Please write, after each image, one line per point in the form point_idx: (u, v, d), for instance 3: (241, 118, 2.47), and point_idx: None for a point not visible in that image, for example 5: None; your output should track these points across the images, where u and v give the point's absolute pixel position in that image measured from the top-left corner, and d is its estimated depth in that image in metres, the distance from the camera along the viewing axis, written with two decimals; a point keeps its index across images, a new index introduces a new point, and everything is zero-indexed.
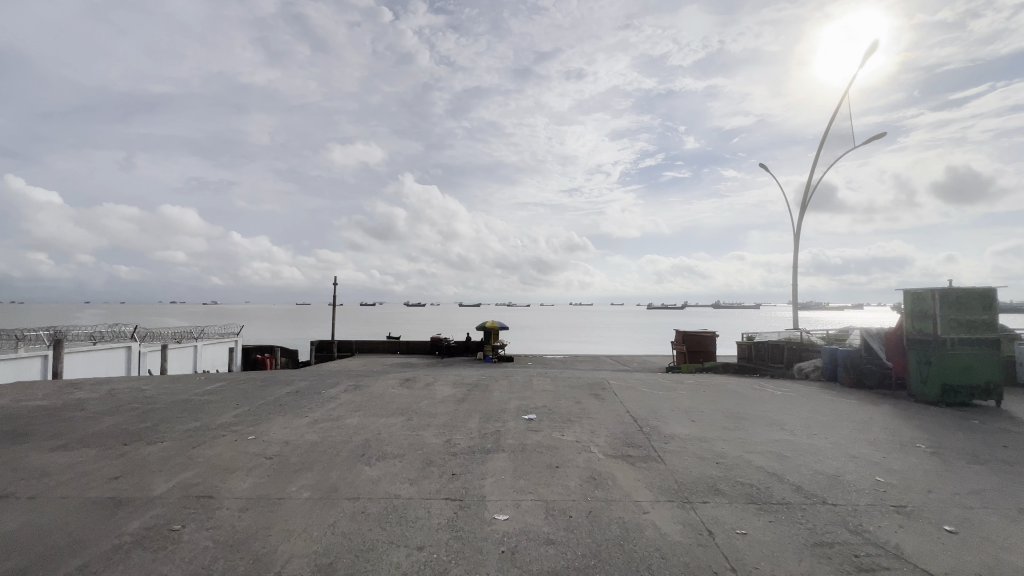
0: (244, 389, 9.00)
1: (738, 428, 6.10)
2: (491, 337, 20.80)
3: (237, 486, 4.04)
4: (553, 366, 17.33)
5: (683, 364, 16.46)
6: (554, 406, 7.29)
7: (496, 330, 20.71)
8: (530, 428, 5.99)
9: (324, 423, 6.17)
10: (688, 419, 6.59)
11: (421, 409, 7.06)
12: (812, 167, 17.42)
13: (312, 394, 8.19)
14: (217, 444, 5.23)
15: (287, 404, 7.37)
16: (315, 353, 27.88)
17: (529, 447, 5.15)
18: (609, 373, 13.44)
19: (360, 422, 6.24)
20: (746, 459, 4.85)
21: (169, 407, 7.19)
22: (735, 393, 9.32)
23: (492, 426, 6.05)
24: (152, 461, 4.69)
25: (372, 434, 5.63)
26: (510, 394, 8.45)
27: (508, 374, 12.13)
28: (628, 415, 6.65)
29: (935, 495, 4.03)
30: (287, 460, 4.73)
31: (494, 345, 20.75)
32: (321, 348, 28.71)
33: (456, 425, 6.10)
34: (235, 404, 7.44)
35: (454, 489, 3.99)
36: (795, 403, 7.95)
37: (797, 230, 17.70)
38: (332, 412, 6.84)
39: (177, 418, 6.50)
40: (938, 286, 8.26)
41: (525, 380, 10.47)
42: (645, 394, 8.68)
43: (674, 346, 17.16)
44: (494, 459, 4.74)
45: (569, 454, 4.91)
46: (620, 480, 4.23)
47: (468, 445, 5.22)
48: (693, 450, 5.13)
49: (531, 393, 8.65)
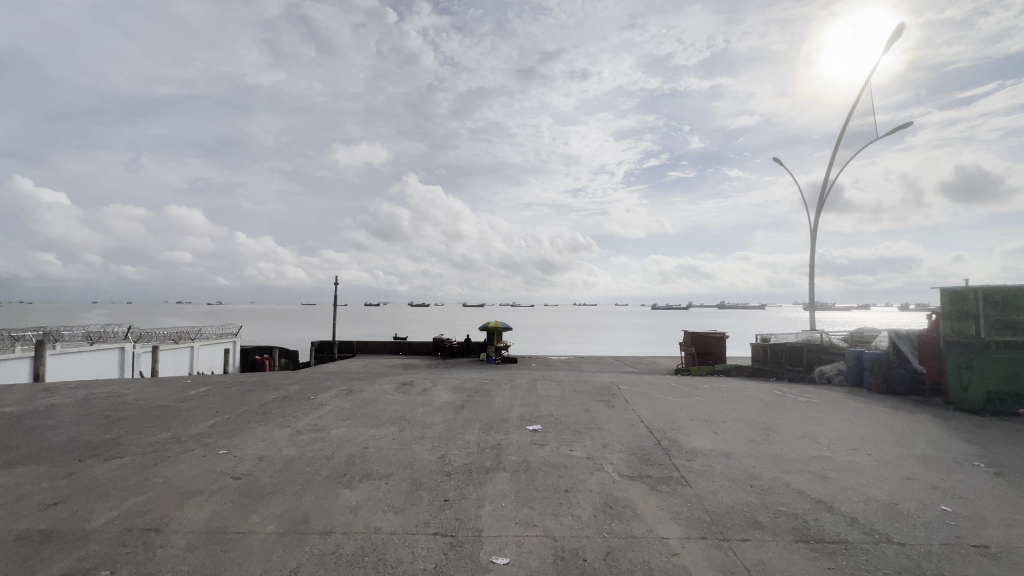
0: (229, 393, 9.03)
1: (764, 442, 6.03)
2: (495, 338, 20.74)
3: (188, 517, 3.99)
4: (559, 367, 17.25)
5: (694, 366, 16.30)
6: (561, 415, 7.23)
7: (500, 331, 20.68)
8: (535, 440, 5.97)
9: (307, 435, 6.17)
10: (708, 430, 6.53)
11: (415, 417, 7.05)
12: (830, 164, 17.23)
13: (299, 401, 8.20)
14: (181, 461, 5.23)
15: (273, 412, 7.39)
16: (316, 354, 27.97)
17: (534, 466, 5.10)
18: (617, 376, 13.31)
19: (347, 434, 6.23)
20: (783, 481, 4.80)
21: (141, 415, 7.21)
22: (739, 398, 9.29)
23: (490, 439, 6.02)
24: (101, 483, 4.67)
25: (360, 449, 5.62)
26: (512, 400, 8.43)
27: (512, 377, 12.05)
28: (643, 426, 6.62)
29: (1016, 530, 3.89)
30: (258, 481, 4.72)
31: (498, 345, 20.70)
32: (322, 348, 28.80)
33: (454, 437, 6.06)
34: (214, 411, 7.49)
35: (444, 521, 3.95)
36: (811, 412, 7.90)
37: (813, 229, 17.41)
38: (316, 421, 6.84)
39: (147, 427, 6.53)
40: (981, 286, 8.15)
41: (528, 385, 10.41)
42: (655, 400, 8.63)
43: (684, 348, 17.02)
44: (493, 481, 4.69)
45: (580, 475, 4.87)
46: (642, 509, 4.18)
47: (466, 463, 5.19)
48: (706, 470, 5.06)
49: (535, 399, 8.62)
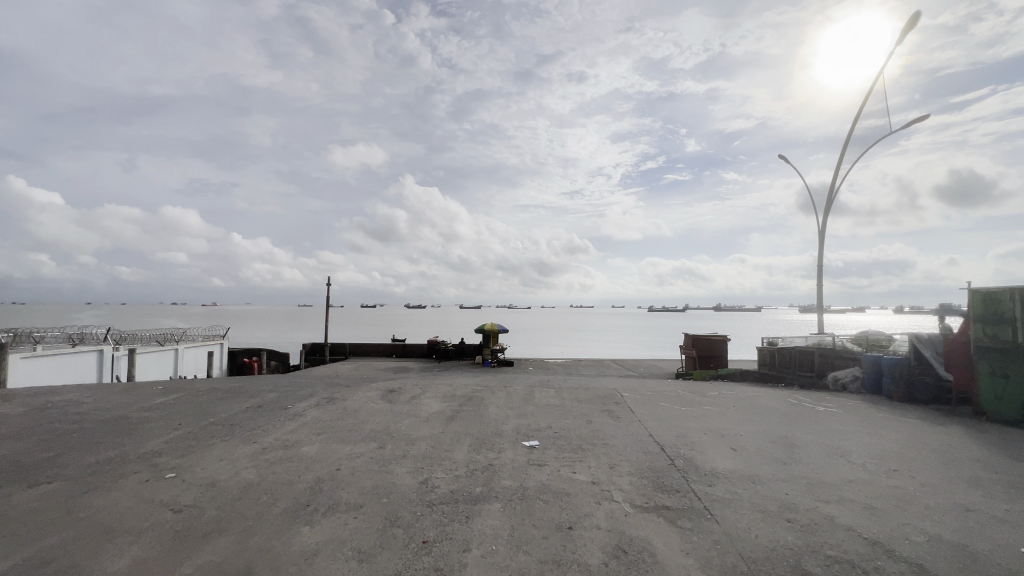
0: (202, 402, 8.99)
1: (794, 464, 5.91)
2: (491, 339, 20.66)
3: (106, 566, 3.67)
4: (557, 372, 17.18)
5: (694, 369, 16.29)
6: (563, 428, 7.22)
7: (496, 333, 20.68)
8: (533, 460, 5.93)
9: (274, 453, 6.12)
10: (727, 448, 6.48)
11: (400, 431, 7.02)
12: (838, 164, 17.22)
13: (275, 410, 8.24)
14: (117, 489, 5.05)
15: (241, 425, 7.34)
16: (306, 357, 27.83)
17: (528, 496, 4.95)
18: (614, 381, 13.27)
19: (318, 452, 6.17)
20: (827, 515, 4.55)
21: (93, 428, 7.12)
22: (738, 407, 9.31)
23: (482, 458, 5.97)
24: (19, 516, 4.44)
25: (331, 471, 5.53)
26: (507, 411, 8.40)
27: (505, 383, 12.02)
28: (653, 442, 6.59)
29: None
30: (202, 514, 4.50)
31: (493, 348, 20.60)
32: (313, 351, 28.71)
33: (441, 458, 5.98)
34: (178, 422, 7.45)
35: (421, 571, 3.64)
36: (829, 423, 7.89)
37: (822, 229, 17.41)
38: (286, 436, 6.77)
39: (96, 444, 6.43)
40: (1018, 287, 8.11)
41: (525, 392, 10.38)
42: (657, 411, 8.61)
43: (684, 351, 17.05)
44: (482, 515, 4.50)
45: (585, 508, 4.68)
46: (662, 555, 3.88)
47: (451, 491, 5.06)
48: (717, 500, 4.90)
49: (531, 409, 8.59)
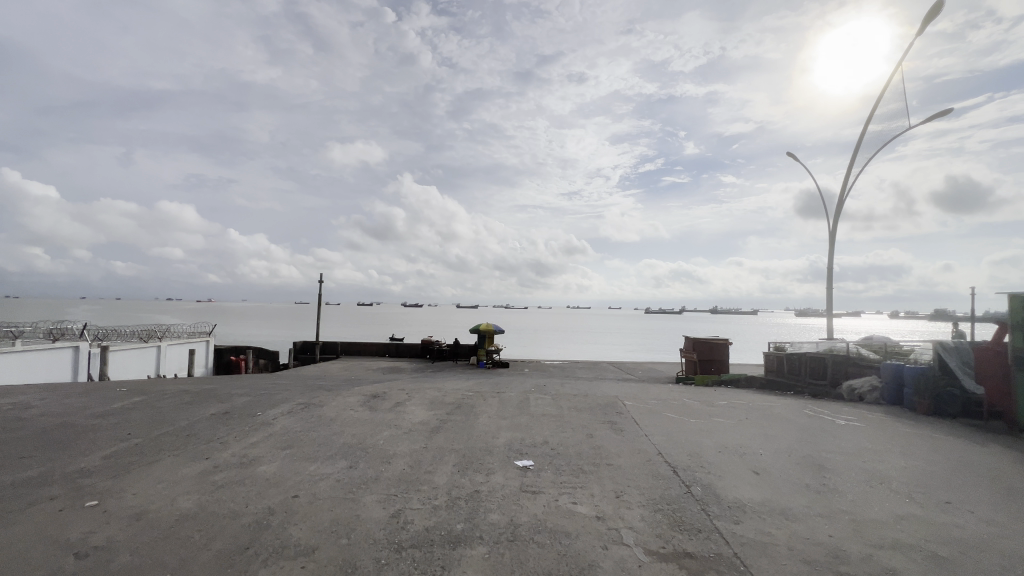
0: (164, 408, 8.91)
1: (828, 493, 5.63)
2: (487, 339, 20.65)
3: None
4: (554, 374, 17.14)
5: (696, 373, 16.32)
6: (562, 446, 7.08)
7: (490, 334, 20.63)
8: (525, 486, 5.63)
9: (231, 473, 5.83)
10: (749, 471, 6.31)
11: (378, 445, 6.91)
12: (849, 166, 17.29)
13: (242, 418, 8.21)
14: (20, 522, 4.56)
15: (199, 436, 7.21)
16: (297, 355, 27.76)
17: (518, 536, 4.48)
18: (609, 385, 13.24)
19: (278, 472, 5.87)
20: (883, 567, 4.05)
21: (26, 440, 6.89)
22: (747, 419, 9.26)
23: (467, 483, 5.66)
24: None
25: (288, 499, 5.14)
26: (499, 422, 8.37)
27: (497, 387, 11.97)
28: (664, 465, 6.39)
29: None
30: (112, 561, 3.93)
31: (488, 349, 20.53)
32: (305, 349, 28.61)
33: (419, 482, 5.66)
34: (124, 434, 7.26)
35: None
36: (825, 442, 7.76)
37: (831, 232, 17.48)
38: (244, 452, 6.57)
39: (21, 460, 6.14)
40: None
41: (519, 399, 10.35)
42: (663, 424, 8.59)
43: (684, 354, 17.11)
44: (461, 565, 3.98)
45: (590, 555, 4.19)
46: None
47: (426, 529, 4.57)
48: (746, 544, 4.43)
49: (524, 420, 8.53)
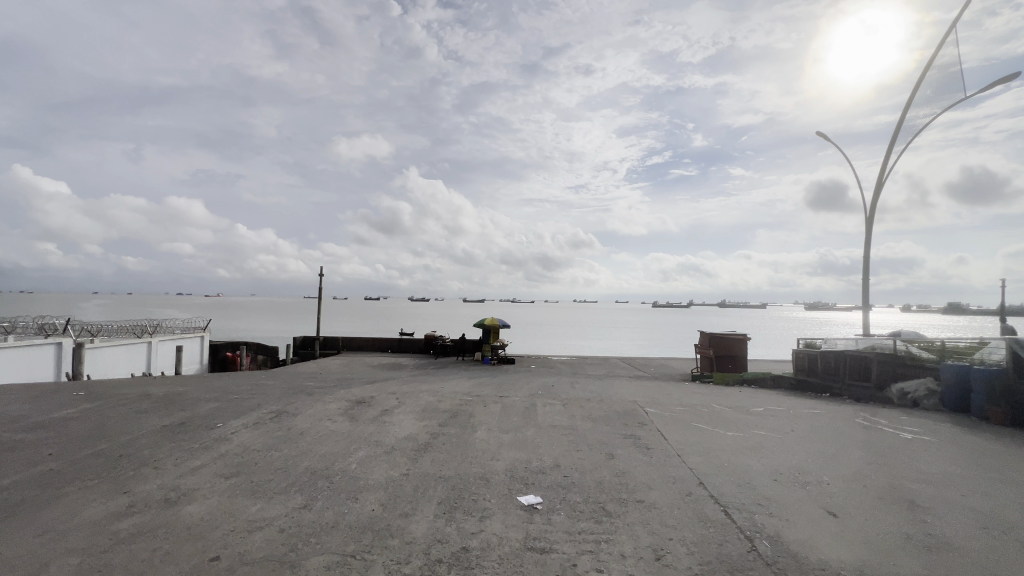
0: (110, 418, 9.01)
1: (946, 552, 5.05)
2: (490, 335, 20.68)
3: None
4: (563, 372, 17.15)
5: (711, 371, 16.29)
6: (596, 477, 6.84)
7: (496, 330, 20.89)
8: (530, 542, 5.19)
9: (161, 513, 5.59)
10: (823, 512, 5.95)
11: (348, 475, 6.73)
12: (886, 154, 16.78)
13: (193, 431, 8.29)
14: None
15: (132, 458, 7.17)
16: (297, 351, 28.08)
17: None
18: (625, 386, 13.18)
19: (211, 515, 5.57)
20: None
21: None
22: (792, 433, 9.10)
23: (448, 535, 5.26)
24: None
25: (204, 563, 4.62)
26: (494, 437, 8.33)
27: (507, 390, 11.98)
28: (718, 505, 6.09)
29: None
30: None
31: (494, 345, 20.67)
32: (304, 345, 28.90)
33: (394, 532, 5.30)
34: (50, 456, 7.19)
35: None
36: (836, 463, 7.59)
37: (866, 223, 17.18)
38: (173, 483, 6.38)
39: None
40: None
41: (524, 405, 10.29)
42: (685, 439, 8.52)
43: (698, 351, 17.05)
44: None
45: None
46: None
47: None
48: None
49: (528, 436, 8.44)
